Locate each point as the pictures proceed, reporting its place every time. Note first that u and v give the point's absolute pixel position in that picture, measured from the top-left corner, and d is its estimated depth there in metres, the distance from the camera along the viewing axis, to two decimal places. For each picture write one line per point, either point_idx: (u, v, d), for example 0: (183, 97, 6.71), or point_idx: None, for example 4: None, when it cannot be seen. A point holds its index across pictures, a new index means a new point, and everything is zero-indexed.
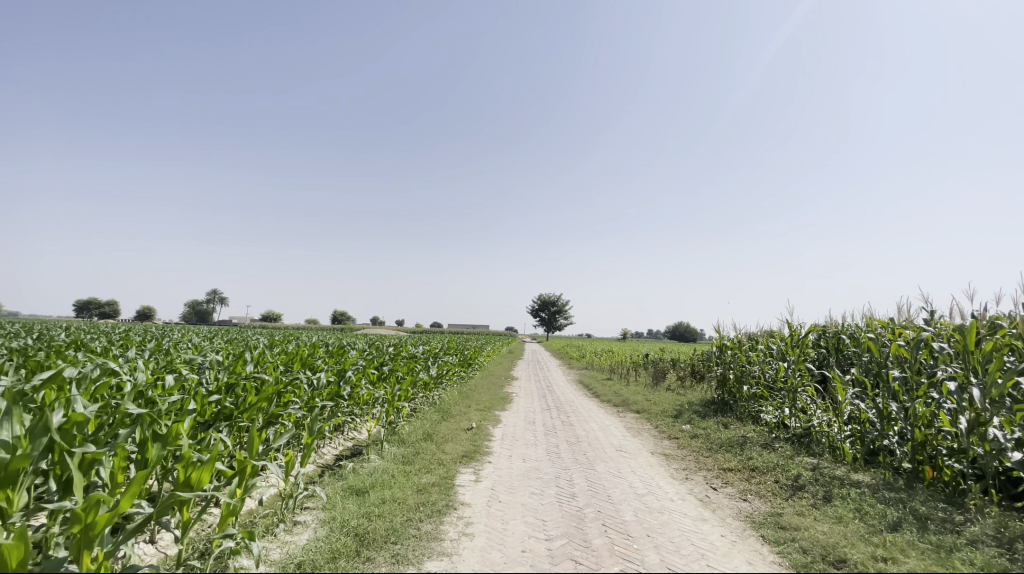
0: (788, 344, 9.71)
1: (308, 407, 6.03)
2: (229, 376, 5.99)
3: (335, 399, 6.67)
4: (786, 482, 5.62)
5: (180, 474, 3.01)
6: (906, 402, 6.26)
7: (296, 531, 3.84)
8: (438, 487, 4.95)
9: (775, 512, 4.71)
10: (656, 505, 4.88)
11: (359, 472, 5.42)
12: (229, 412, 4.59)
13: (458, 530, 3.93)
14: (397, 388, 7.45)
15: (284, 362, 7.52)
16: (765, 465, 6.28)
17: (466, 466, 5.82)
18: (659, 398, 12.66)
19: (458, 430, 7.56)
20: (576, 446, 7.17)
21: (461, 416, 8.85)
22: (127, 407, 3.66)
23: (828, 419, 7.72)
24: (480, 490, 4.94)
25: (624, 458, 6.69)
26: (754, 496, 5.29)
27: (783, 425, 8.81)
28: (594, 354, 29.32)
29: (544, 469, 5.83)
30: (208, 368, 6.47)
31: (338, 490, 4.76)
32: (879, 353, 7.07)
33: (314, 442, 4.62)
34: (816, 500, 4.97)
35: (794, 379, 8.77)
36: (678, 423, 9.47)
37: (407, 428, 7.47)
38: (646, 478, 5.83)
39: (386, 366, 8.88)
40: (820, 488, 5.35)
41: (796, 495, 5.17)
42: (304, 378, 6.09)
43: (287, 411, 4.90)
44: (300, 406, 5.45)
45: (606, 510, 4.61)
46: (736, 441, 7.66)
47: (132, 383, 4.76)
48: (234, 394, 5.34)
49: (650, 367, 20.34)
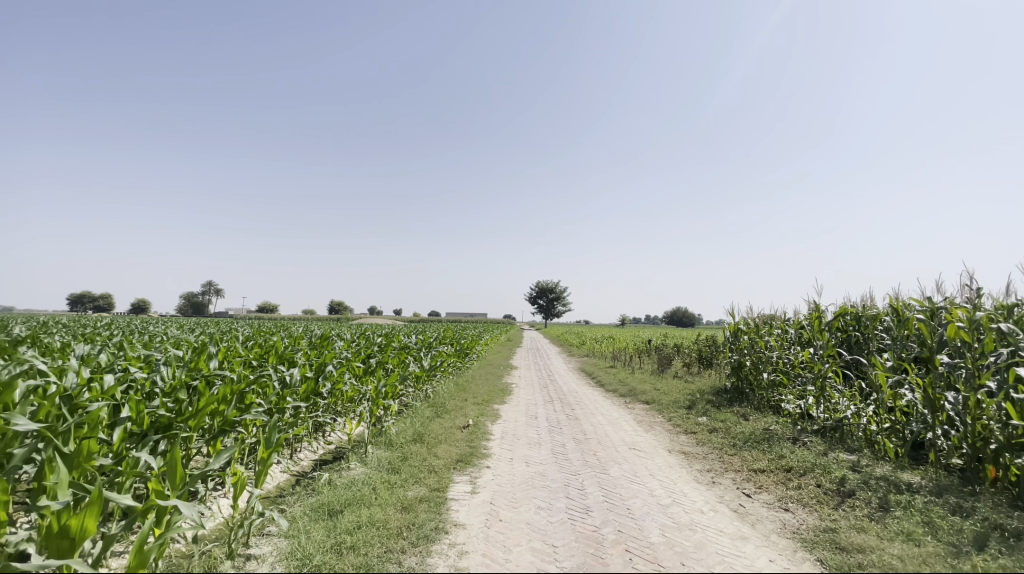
0: (813, 328, 8.94)
1: (279, 408, 5.25)
2: (186, 373, 5.20)
3: (312, 398, 5.87)
4: (830, 486, 4.87)
5: (51, 524, 2.22)
6: (965, 392, 5.51)
7: (246, 570, 3.06)
8: (428, 502, 4.19)
9: (828, 528, 3.98)
10: (685, 520, 4.12)
11: (335, 484, 4.63)
12: (169, 421, 3.82)
13: (449, 565, 3.17)
14: (382, 384, 6.66)
15: (257, 356, 6.72)
16: (802, 465, 5.53)
17: (460, 474, 5.04)
18: (668, 387, 11.93)
19: (452, 429, 6.80)
20: (584, 445, 6.42)
21: (457, 411, 8.08)
22: (19, 423, 2.90)
23: (862, 410, 6.99)
24: (477, 506, 4.16)
25: (640, 458, 5.95)
26: (795, 504, 4.56)
27: (808, 417, 8.10)
28: (594, 341, 28.65)
29: (550, 476, 5.05)
30: (165, 365, 5.68)
31: (305, 510, 4.00)
32: (930, 336, 6.29)
33: (274, 454, 3.85)
34: (873, 511, 4.26)
35: (821, 365, 8.00)
36: (692, 414, 8.73)
37: (395, 428, 6.69)
38: (666, 484, 5.05)
39: (374, 358, 8.08)
40: (872, 494, 4.62)
41: (846, 504, 4.44)
42: (273, 375, 5.30)
43: (243, 417, 4.14)
44: (265, 407, 4.68)
45: (627, 529, 3.85)
46: (761, 436, 6.92)
47: (53, 388, 3.94)
48: (184, 396, 4.54)
49: (653, 353, 19.65)
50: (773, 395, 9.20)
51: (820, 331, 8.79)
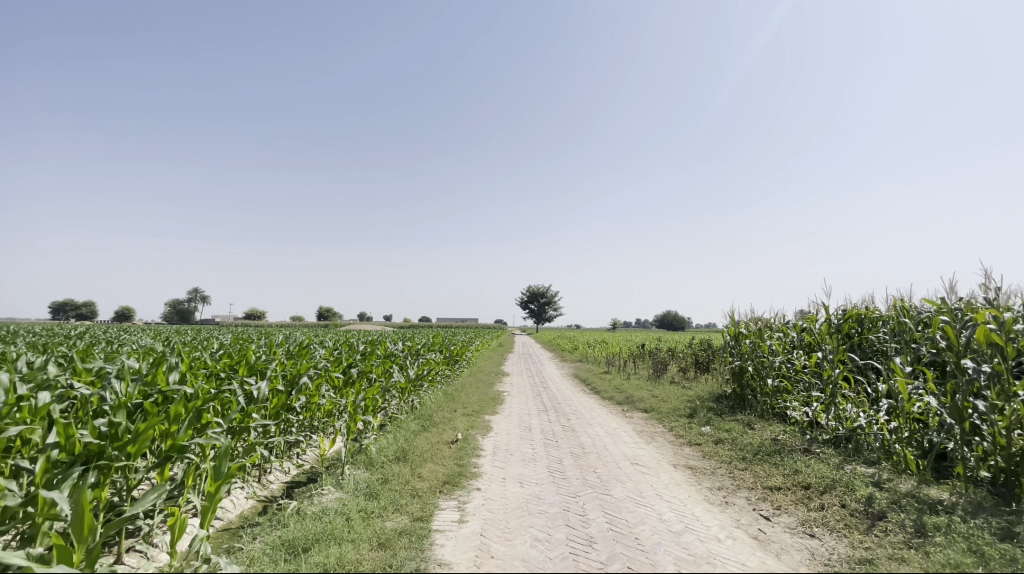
0: (819, 332, 8.53)
1: (242, 426, 4.69)
2: (139, 388, 4.63)
3: (281, 415, 5.29)
4: (857, 507, 4.42)
5: None
6: (996, 400, 5.09)
7: None
8: (409, 536, 3.66)
9: (864, 560, 3.52)
10: (701, 551, 3.64)
11: (304, 514, 4.07)
12: (101, 447, 3.26)
13: None
14: (362, 397, 6.09)
15: (225, 367, 6.15)
16: (821, 482, 5.07)
17: (447, 498, 4.52)
18: (666, 394, 11.46)
19: (439, 444, 6.26)
20: (583, 461, 5.90)
21: (445, 424, 7.54)
22: None
23: (876, 419, 6.59)
24: (466, 540, 3.64)
25: (644, 475, 5.46)
26: (822, 530, 4.10)
27: (818, 425, 7.68)
28: (586, 346, 28.18)
29: (547, 499, 4.53)
30: (118, 378, 5.09)
31: (264, 550, 3.45)
32: (957, 338, 5.71)
33: (224, 485, 3.31)
34: (910, 538, 3.84)
35: (831, 371, 7.58)
36: (695, 424, 8.26)
37: (377, 444, 6.13)
38: (676, 506, 4.55)
39: (355, 368, 7.50)
40: (907, 516, 4.18)
41: (878, 530, 4.01)
42: (237, 389, 4.73)
43: (194, 441, 3.59)
44: (225, 427, 4.12)
45: (638, 565, 3.35)
46: (770, 448, 6.46)
47: None
48: (131, 416, 3.97)
49: (647, 358, 19.23)
50: (778, 403, 8.77)
51: (827, 335, 8.36)
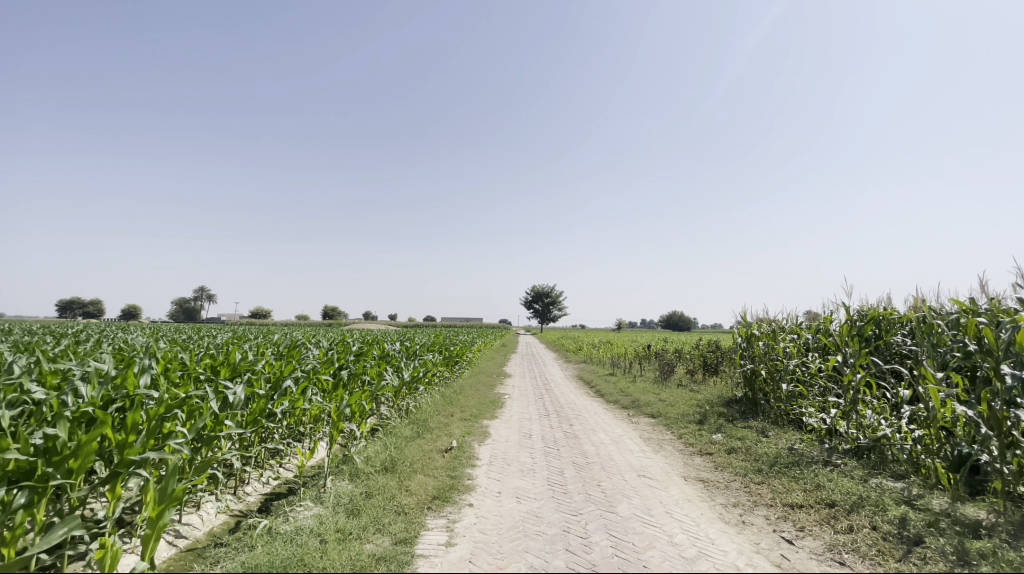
0: (837, 335, 8.04)
1: (213, 435, 4.29)
2: (100, 390, 4.22)
3: (259, 422, 4.88)
4: (891, 530, 3.98)
5: None
6: None
7: None
8: (388, 564, 3.24)
9: None
10: None
11: (276, 535, 3.68)
12: (35, 464, 2.85)
13: None
14: (349, 402, 5.68)
15: (205, 368, 5.75)
16: (847, 499, 4.61)
17: (436, 516, 4.11)
18: (674, 398, 11.01)
19: (432, 453, 5.84)
20: (587, 472, 5.46)
21: (441, 430, 7.12)
22: None
23: (900, 427, 6.12)
24: (452, 568, 3.23)
25: (652, 489, 5.02)
26: (852, 556, 3.66)
27: (835, 433, 7.21)
28: (590, 346, 27.70)
29: (547, 518, 4.11)
30: (86, 380, 4.71)
31: None
32: (996, 342, 5.14)
33: (172, 509, 2.94)
34: (954, 568, 3.39)
35: (850, 375, 7.12)
36: (705, 431, 7.81)
37: (365, 453, 5.72)
38: (688, 526, 4.12)
39: (346, 370, 7.09)
40: (948, 541, 3.72)
41: (916, 557, 3.57)
42: (209, 393, 4.32)
43: (147, 455, 3.20)
44: (191, 437, 3.74)
45: None
46: (788, 459, 5.99)
47: None
48: (84, 424, 3.57)
49: (654, 360, 18.76)
50: (792, 409, 8.31)
51: (846, 338, 7.88)
